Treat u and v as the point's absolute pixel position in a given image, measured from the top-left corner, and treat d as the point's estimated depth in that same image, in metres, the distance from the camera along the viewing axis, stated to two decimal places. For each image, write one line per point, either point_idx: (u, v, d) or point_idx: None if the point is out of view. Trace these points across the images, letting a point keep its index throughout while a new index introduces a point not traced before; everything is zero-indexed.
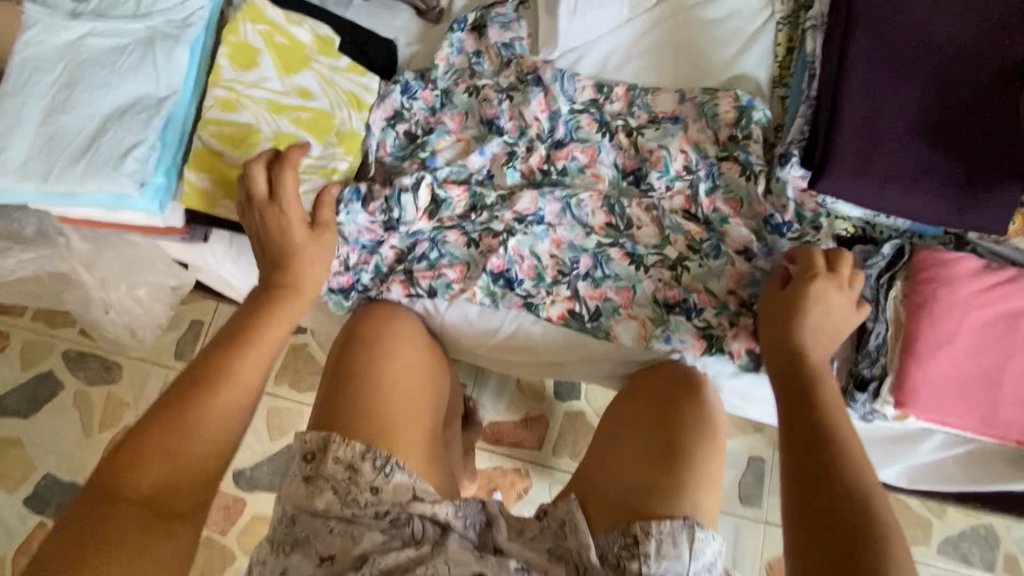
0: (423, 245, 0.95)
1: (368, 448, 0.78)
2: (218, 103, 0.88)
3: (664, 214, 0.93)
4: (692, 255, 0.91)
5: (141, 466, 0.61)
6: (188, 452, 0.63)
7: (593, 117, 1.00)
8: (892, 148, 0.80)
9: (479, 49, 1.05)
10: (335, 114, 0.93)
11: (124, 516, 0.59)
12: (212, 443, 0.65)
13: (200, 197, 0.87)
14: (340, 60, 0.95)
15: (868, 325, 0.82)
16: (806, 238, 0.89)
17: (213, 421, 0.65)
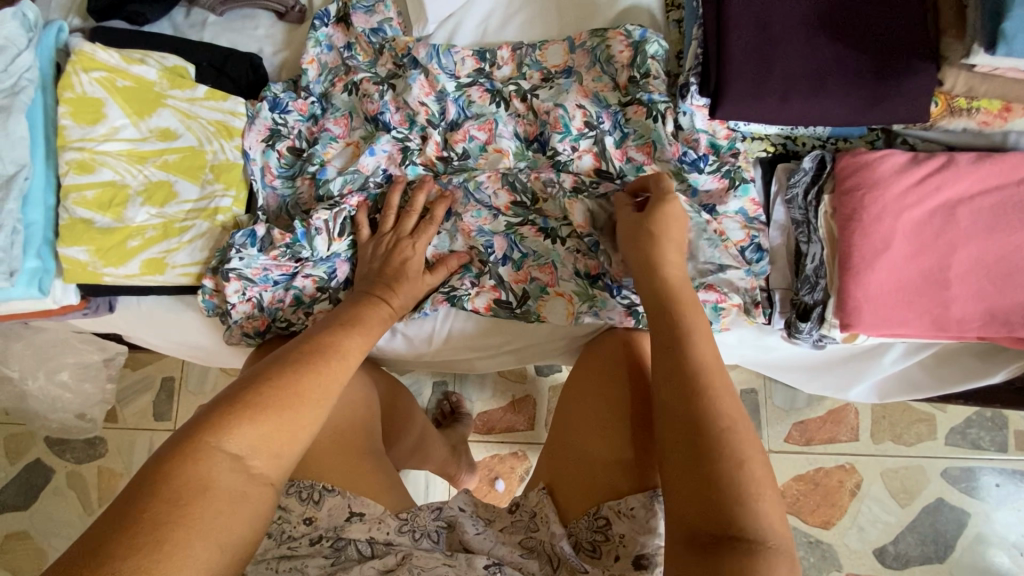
0: (342, 268, 0.89)
1: (290, 483, 0.81)
2: (73, 167, 0.81)
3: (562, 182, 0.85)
4: None
5: (230, 428, 0.63)
6: (278, 427, 0.65)
7: (483, 88, 0.92)
8: (791, 53, 0.73)
9: (349, 42, 0.97)
10: (205, 149, 0.87)
11: (210, 472, 0.60)
12: (289, 431, 0.66)
13: (84, 270, 0.82)
14: (196, 88, 0.88)
15: (802, 249, 0.77)
16: (728, 168, 0.82)
17: (307, 408, 0.68)
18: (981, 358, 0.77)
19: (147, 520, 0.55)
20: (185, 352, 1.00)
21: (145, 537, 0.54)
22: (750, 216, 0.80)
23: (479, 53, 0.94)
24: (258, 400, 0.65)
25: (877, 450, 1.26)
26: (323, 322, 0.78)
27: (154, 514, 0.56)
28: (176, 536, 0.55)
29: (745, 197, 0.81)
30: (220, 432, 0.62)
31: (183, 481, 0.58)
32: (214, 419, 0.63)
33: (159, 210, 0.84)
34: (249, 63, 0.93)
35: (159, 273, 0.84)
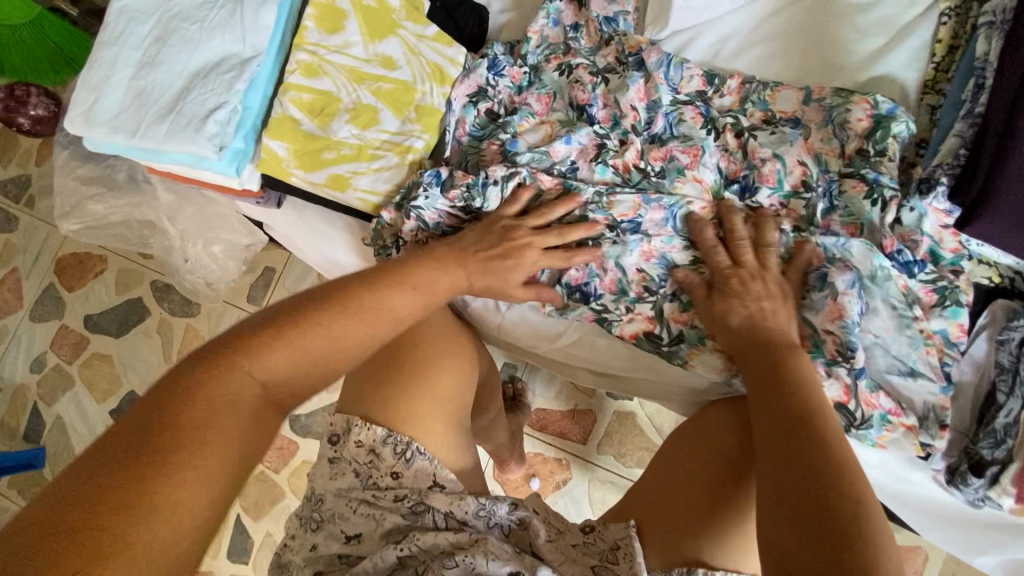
0: (500, 230, 0.89)
1: (388, 432, 0.83)
2: (300, 68, 0.84)
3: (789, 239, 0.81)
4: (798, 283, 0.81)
5: (257, 353, 0.61)
6: (295, 359, 0.64)
7: (699, 111, 0.88)
8: None
9: (577, 23, 0.94)
10: (416, 88, 0.87)
11: (225, 386, 0.59)
12: (306, 366, 0.65)
13: (278, 165, 0.85)
14: (428, 27, 0.88)
15: (999, 399, 0.70)
16: (943, 283, 0.75)
17: (318, 341, 0.65)
18: None
19: (167, 419, 0.54)
20: (324, 267, 1.03)
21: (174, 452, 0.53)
22: (950, 340, 0.74)
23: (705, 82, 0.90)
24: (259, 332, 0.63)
25: None
26: (379, 268, 0.75)
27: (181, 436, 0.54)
28: (200, 458, 0.54)
29: (951, 320, 0.74)
30: (252, 355, 0.61)
31: (211, 409, 0.57)
32: (243, 340, 0.62)
33: (359, 132, 0.86)
34: (478, 17, 0.94)
35: (342, 191, 0.86)
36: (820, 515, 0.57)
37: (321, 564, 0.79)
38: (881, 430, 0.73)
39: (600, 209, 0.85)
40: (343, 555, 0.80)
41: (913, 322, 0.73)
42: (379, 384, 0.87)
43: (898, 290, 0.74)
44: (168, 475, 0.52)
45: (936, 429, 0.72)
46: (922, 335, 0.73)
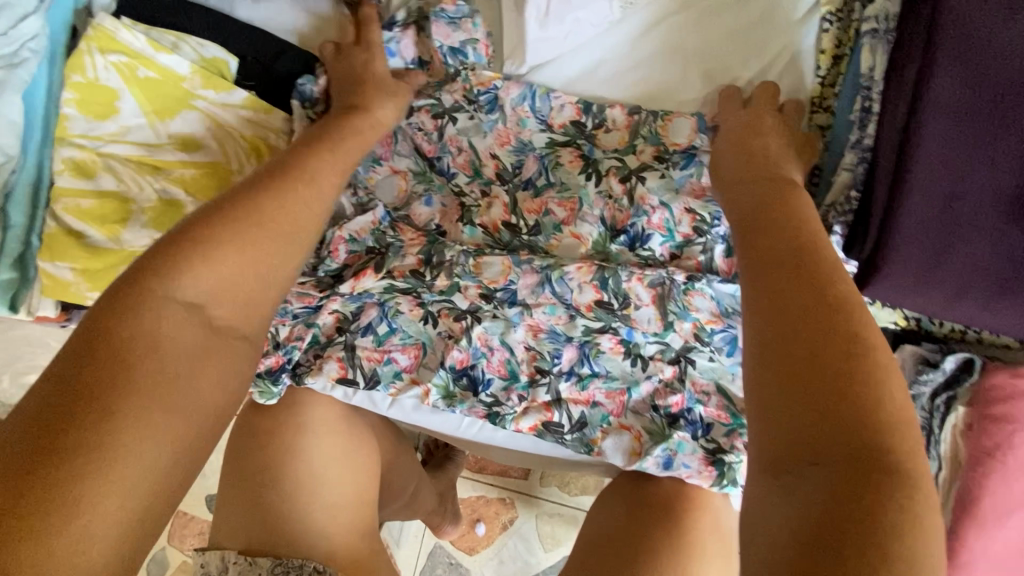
0: (370, 313, 0.78)
1: (277, 562, 0.67)
2: (69, 167, 0.67)
3: (672, 293, 0.74)
4: (700, 345, 0.73)
5: (177, 270, 0.49)
6: (208, 277, 0.50)
7: (578, 152, 0.79)
8: (976, 241, 0.57)
9: (418, 58, 0.84)
10: (231, 169, 0.71)
11: (163, 310, 0.48)
12: (225, 272, 0.51)
13: (65, 290, 0.68)
14: (233, 93, 0.71)
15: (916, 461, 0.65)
16: None
17: (236, 245, 0.52)
18: None
19: (88, 375, 0.43)
20: None
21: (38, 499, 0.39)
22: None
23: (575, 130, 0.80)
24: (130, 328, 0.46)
25: None
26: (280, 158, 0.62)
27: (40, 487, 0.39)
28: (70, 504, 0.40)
29: None
30: (166, 277, 0.49)
31: (101, 434, 0.42)
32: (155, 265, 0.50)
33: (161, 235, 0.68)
34: (306, 61, 0.75)
35: None
36: (818, 353, 0.43)
37: None
38: None
39: (470, 277, 0.78)
40: None
41: None
42: (242, 515, 0.70)
43: None
44: (56, 496, 0.39)
45: None
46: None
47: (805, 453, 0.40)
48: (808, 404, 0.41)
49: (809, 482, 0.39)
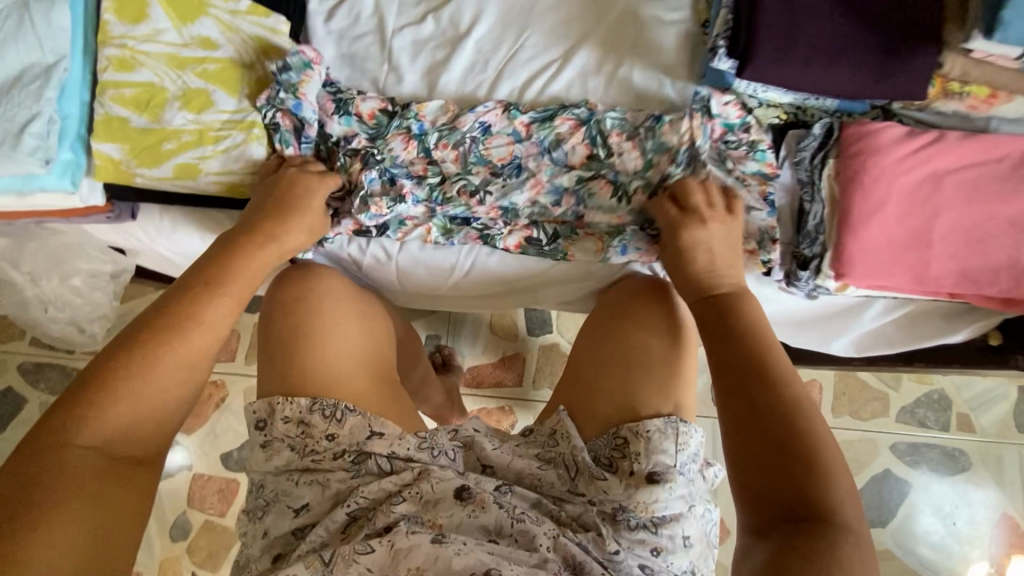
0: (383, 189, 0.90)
1: (313, 401, 0.83)
2: (113, 64, 0.82)
3: (646, 135, 0.87)
4: (674, 169, 0.87)
5: (188, 311, 0.72)
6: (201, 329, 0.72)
7: (494, 106, 0.90)
8: (813, 26, 0.80)
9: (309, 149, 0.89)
10: (245, 65, 0.87)
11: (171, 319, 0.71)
12: (224, 308, 0.74)
13: (116, 168, 0.82)
14: (240, 1, 0.87)
15: (806, 206, 0.85)
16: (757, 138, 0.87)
17: (221, 297, 0.75)
18: (948, 318, 0.88)
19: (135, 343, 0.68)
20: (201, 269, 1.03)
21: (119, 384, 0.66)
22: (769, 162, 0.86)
23: (521, 17, 1.00)
24: (161, 323, 0.70)
25: (836, 422, 1.59)
26: (234, 233, 0.80)
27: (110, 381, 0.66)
28: (135, 385, 0.66)
29: (763, 161, 0.86)
30: (186, 314, 0.72)
31: (131, 371, 0.66)
32: (181, 298, 0.73)
33: (195, 117, 0.84)
34: None
35: (192, 178, 0.85)
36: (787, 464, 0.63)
37: (280, 547, 0.81)
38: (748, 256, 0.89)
39: (480, 161, 0.90)
40: (297, 529, 0.81)
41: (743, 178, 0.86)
42: (287, 370, 0.86)
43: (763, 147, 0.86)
44: (79, 415, 0.63)
45: (769, 245, 0.85)
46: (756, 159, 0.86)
47: (785, 520, 0.61)
48: (784, 492, 0.62)
49: (752, 460, 0.64)
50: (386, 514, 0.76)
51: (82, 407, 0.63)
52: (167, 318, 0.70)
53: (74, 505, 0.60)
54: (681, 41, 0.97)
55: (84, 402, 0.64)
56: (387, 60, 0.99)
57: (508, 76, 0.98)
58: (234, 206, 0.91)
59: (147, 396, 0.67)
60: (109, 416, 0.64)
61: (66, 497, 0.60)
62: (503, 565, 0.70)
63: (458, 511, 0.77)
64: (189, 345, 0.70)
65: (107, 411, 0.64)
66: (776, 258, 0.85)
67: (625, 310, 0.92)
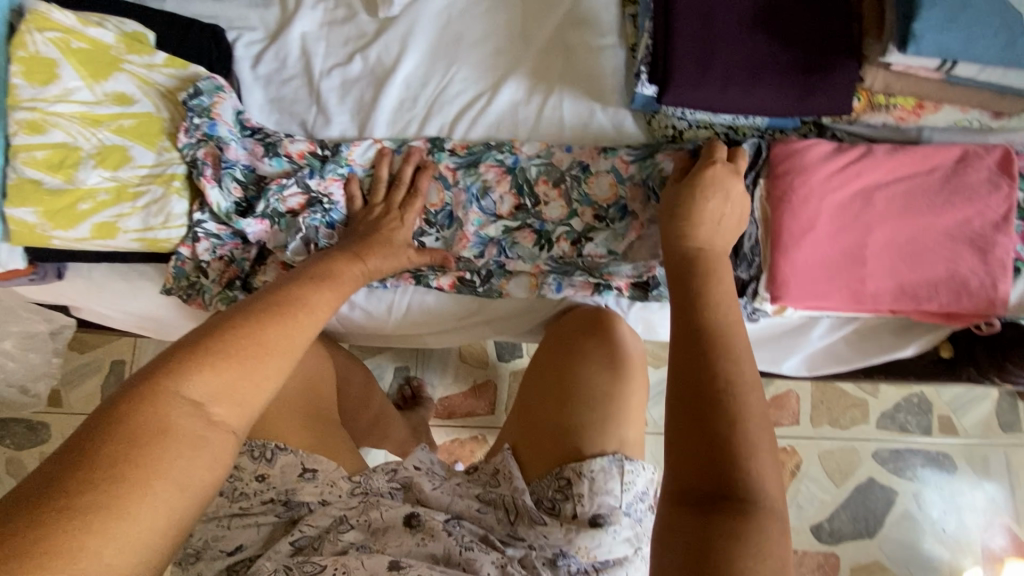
0: (310, 222, 0.87)
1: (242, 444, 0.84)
2: (23, 127, 0.80)
3: (573, 185, 0.89)
4: (599, 223, 0.89)
5: (294, 307, 0.71)
6: (293, 331, 0.70)
7: (425, 144, 0.93)
8: (730, 48, 0.79)
9: (239, 203, 0.87)
10: (162, 117, 0.86)
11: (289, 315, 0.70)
12: (308, 318, 0.72)
13: (32, 232, 0.81)
14: (155, 55, 0.86)
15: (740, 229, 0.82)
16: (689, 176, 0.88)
17: (309, 310, 0.73)
18: (897, 333, 0.85)
19: (169, 361, 0.62)
20: (138, 322, 1.01)
21: (203, 356, 0.62)
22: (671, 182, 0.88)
23: (448, 51, 0.99)
24: (252, 319, 0.67)
25: (817, 434, 1.55)
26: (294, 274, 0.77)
27: (216, 352, 0.63)
28: (225, 367, 0.63)
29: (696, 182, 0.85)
30: (289, 310, 0.71)
31: (221, 364, 0.63)
32: (276, 297, 0.72)
33: (111, 174, 0.83)
34: (212, 31, 0.93)
35: (110, 237, 0.82)
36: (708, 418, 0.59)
37: None
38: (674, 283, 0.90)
39: None
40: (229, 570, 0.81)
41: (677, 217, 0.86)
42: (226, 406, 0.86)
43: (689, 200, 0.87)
44: (158, 432, 0.57)
45: None
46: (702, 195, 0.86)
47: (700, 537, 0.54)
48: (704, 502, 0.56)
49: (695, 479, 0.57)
50: (334, 543, 0.77)
51: (167, 386, 0.60)
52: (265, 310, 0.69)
53: (156, 493, 0.55)
54: (610, 66, 0.96)
55: (155, 383, 0.59)
56: (317, 102, 0.98)
57: (438, 112, 0.97)
58: (162, 260, 0.89)
59: (245, 383, 0.64)
60: (187, 394, 0.60)
61: (153, 482, 0.55)
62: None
63: (407, 539, 0.77)
64: (272, 343, 0.67)
65: (182, 391, 0.60)
66: None
67: (569, 342, 0.90)
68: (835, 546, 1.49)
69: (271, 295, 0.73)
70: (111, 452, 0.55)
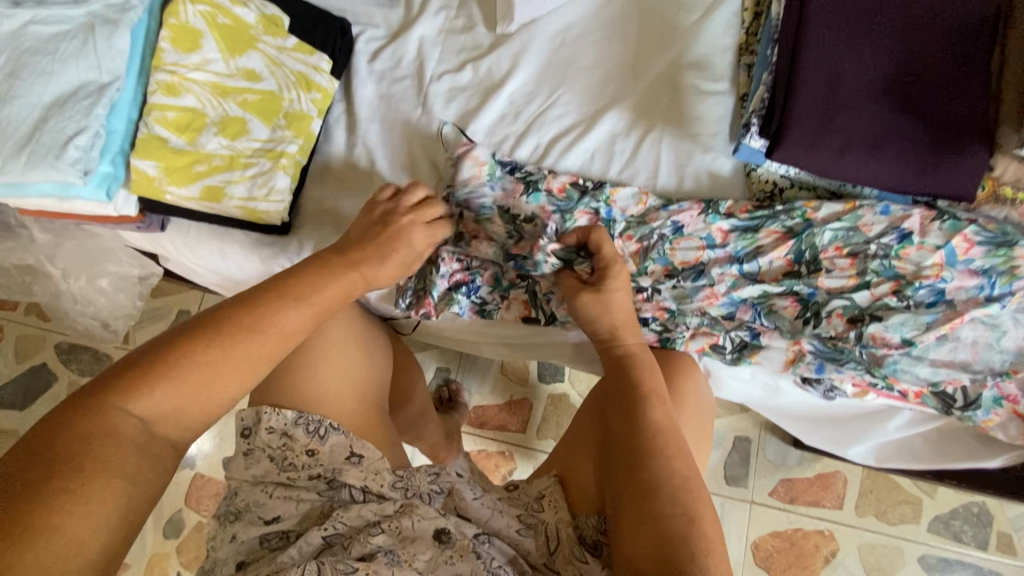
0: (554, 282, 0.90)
1: (300, 415, 0.86)
2: (161, 88, 0.86)
3: (657, 242, 0.86)
4: (669, 281, 0.85)
5: (276, 311, 0.69)
6: (264, 338, 0.67)
7: (520, 179, 0.91)
8: (852, 114, 0.77)
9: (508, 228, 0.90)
10: (283, 96, 0.91)
11: (281, 313, 0.69)
12: (299, 318, 0.70)
13: (149, 184, 0.86)
14: (288, 39, 0.92)
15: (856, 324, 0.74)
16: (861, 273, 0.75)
17: (285, 322, 0.69)
18: (984, 441, 0.79)
19: (125, 380, 0.61)
20: (219, 281, 1.06)
21: (149, 377, 0.61)
22: (993, 296, 0.71)
23: (557, 73, 1.00)
24: (216, 333, 0.65)
25: (860, 523, 1.45)
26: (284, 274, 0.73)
27: (163, 369, 0.62)
28: (182, 379, 0.62)
29: (885, 276, 0.74)
30: (279, 310, 0.69)
31: (143, 384, 0.60)
32: (262, 299, 0.69)
33: (229, 142, 0.88)
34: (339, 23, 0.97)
35: (217, 201, 0.88)
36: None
37: (244, 555, 0.82)
38: (754, 350, 0.82)
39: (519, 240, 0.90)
40: (263, 539, 0.83)
41: (861, 323, 0.74)
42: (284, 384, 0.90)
43: (866, 298, 0.75)
44: (58, 463, 0.54)
45: (786, 340, 0.79)
46: (936, 338, 0.72)
47: None
48: None
49: None
50: (363, 544, 0.77)
51: (114, 400, 0.59)
52: (299, 284, 0.72)
53: (90, 505, 0.54)
54: (716, 113, 0.95)
55: (104, 400, 0.59)
56: (421, 103, 1.02)
57: (536, 130, 0.98)
58: (256, 229, 0.93)
59: (207, 386, 0.63)
60: (136, 411, 0.60)
61: (104, 485, 0.55)
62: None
63: (437, 553, 0.78)
64: (235, 355, 0.65)
65: (134, 405, 0.60)
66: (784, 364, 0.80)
67: (633, 363, 0.79)
68: None
69: (239, 312, 0.67)
70: (46, 458, 0.54)
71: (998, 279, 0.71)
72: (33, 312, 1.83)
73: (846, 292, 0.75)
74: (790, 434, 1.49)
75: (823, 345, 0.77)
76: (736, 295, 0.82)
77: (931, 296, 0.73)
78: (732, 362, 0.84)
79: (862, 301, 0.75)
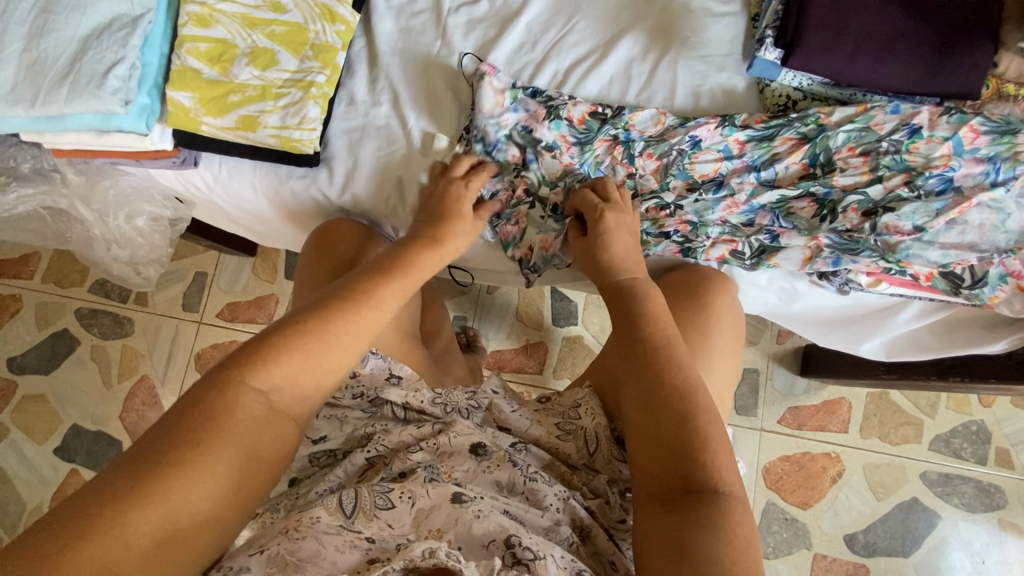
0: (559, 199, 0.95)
1: None
2: (193, 20, 0.90)
3: (677, 158, 0.89)
4: (690, 194, 0.89)
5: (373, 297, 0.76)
6: (366, 322, 0.75)
7: (542, 104, 0.94)
8: (865, 18, 0.80)
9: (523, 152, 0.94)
10: (309, 28, 0.92)
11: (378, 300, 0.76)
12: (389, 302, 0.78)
13: (186, 116, 0.89)
14: None
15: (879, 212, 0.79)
16: (874, 163, 0.80)
17: (385, 305, 0.77)
18: (986, 327, 0.85)
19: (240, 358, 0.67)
20: (251, 220, 1.10)
21: (267, 354, 0.68)
22: (998, 181, 0.76)
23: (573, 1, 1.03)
24: (319, 313, 0.72)
25: (865, 445, 1.51)
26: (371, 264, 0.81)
27: (276, 347, 0.69)
28: (293, 356, 0.69)
29: (896, 169, 0.80)
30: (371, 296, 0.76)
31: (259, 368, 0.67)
32: (361, 287, 0.77)
33: (260, 73, 0.91)
34: None
35: (252, 129, 0.90)
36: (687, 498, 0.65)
37: (296, 472, 0.87)
38: (774, 252, 0.86)
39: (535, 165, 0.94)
40: (312, 457, 0.87)
41: (879, 216, 0.79)
42: None
43: (881, 191, 0.80)
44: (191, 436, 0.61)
45: (802, 237, 0.84)
46: (947, 223, 0.78)
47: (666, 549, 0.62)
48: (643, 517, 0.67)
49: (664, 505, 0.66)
50: (402, 460, 0.80)
51: (233, 375, 0.66)
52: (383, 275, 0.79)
53: (206, 463, 0.61)
54: (728, 34, 0.97)
55: (226, 374, 0.66)
56: (440, 36, 1.04)
57: (554, 58, 1.01)
58: (288, 161, 0.96)
59: (310, 370, 0.70)
60: (253, 385, 0.66)
61: (220, 446, 0.62)
62: (523, 533, 0.70)
63: (474, 465, 0.81)
64: (342, 333, 0.72)
65: (252, 381, 0.66)
66: (806, 262, 0.85)
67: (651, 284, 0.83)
68: (869, 559, 1.45)
69: (344, 294, 0.75)
70: (185, 426, 0.62)
71: (1003, 165, 0.76)
72: (51, 280, 1.85)
73: (861, 187, 0.81)
74: (798, 364, 1.55)
75: (840, 238, 0.82)
76: (756, 202, 0.86)
77: (940, 185, 0.78)
78: (750, 268, 0.89)
79: (877, 194, 0.80)
